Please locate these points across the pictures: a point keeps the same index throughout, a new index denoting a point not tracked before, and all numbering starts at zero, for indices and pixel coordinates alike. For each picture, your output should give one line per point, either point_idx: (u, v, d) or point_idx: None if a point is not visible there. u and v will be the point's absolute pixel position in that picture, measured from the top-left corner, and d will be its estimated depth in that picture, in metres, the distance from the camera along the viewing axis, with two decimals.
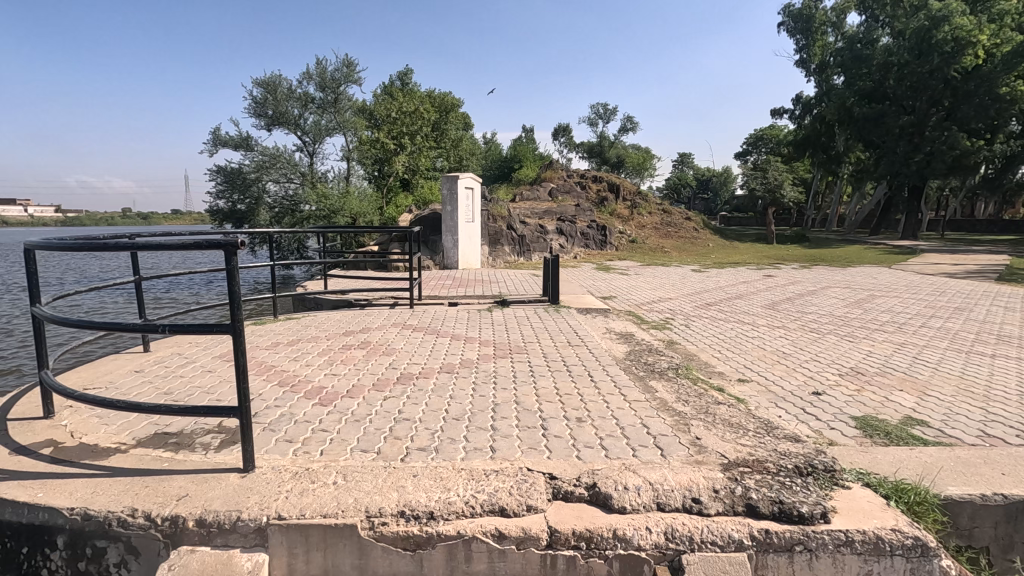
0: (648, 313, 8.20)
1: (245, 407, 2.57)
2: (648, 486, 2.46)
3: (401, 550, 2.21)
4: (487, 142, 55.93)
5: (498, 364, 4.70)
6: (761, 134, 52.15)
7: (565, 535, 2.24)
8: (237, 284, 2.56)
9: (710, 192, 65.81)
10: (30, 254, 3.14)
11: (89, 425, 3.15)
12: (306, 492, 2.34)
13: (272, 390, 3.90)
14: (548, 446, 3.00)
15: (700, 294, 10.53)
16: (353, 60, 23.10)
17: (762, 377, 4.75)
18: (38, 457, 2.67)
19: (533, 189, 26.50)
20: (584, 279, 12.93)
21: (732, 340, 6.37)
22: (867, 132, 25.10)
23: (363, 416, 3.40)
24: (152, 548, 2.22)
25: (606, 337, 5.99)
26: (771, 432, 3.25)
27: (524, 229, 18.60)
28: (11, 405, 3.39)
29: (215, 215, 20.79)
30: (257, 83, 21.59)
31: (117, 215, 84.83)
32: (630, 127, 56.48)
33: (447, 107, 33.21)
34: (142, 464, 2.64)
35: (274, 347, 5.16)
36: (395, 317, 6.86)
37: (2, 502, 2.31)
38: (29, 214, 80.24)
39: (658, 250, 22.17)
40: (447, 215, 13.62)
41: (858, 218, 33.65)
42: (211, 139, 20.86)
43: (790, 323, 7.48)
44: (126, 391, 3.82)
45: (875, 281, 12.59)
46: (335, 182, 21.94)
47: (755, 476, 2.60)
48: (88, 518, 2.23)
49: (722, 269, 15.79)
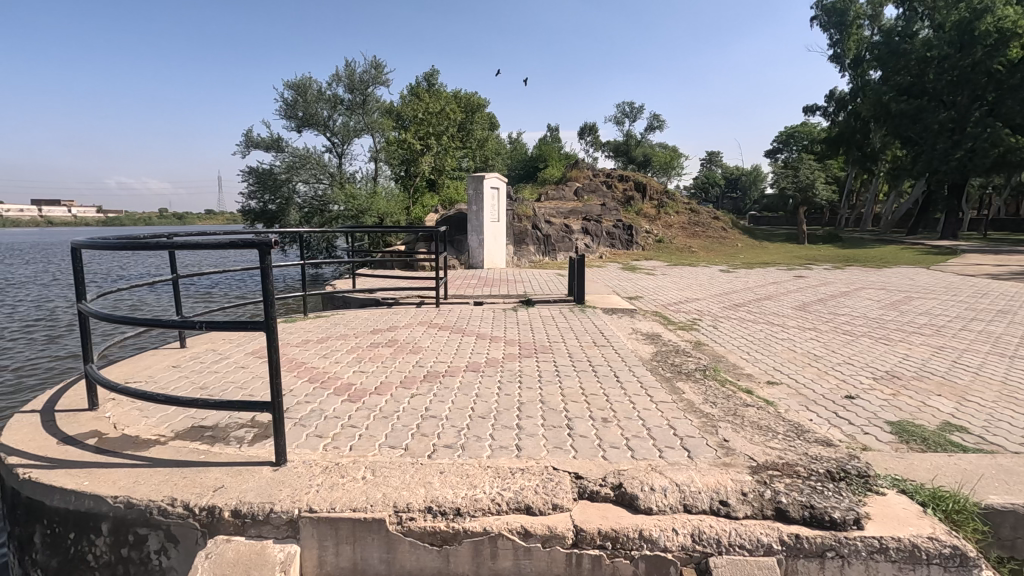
0: (675, 313, 8.12)
1: (278, 403, 2.63)
2: (675, 487, 2.44)
3: (428, 545, 2.25)
4: (511, 142, 56.14)
5: (523, 364, 4.70)
6: (793, 132, 51.10)
7: (590, 534, 2.24)
8: (271, 282, 2.62)
9: (739, 191, 64.63)
10: (75, 253, 3.26)
11: (131, 417, 3.27)
12: (336, 486, 2.40)
13: (302, 386, 3.99)
14: (574, 446, 3.00)
15: (728, 294, 10.39)
16: (380, 61, 23.42)
17: (792, 380, 4.67)
18: (84, 448, 2.78)
19: (559, 189, 26.45)
20: (610, 279, 12.88)
21: (761, 341, 6.26)
22: (904, 129, 24.30)
23: (390, 413, 3.45)
24: (190, 537, 2.29)
25: (631, 338, 5.96)
26: (801, 436, 3.19)
27: (550, 228, 18.58)
28: (58, 396, 3.55)
29: (247, 215, 21.34)
30: (288, 85, 22.09)
31: (154, 215, 88.05)
32: (656, 125, 55.83)
33: (473, 108, 33.40)
34: (180, 456, 2.73)
35: (304, 344, 5.28)
36: (421, 316, 6.91)
37: (51, 488, 2.43)
38: (73, 217, 84.06)
39: (685, 250, 21.89)
40: (473, 215, 13.69)
41: (895, 217, 32.53)
42: (244, 140, 21.44)
43: (822, 325, 7.33)
44: (165, 386, 3.95)
45: (912, 282, 12.20)
46: (362, 182, 22.30)
47: (785, 479, 2.56)
48: (131, 506, 2.33)
49: (752, 269, 15.52)
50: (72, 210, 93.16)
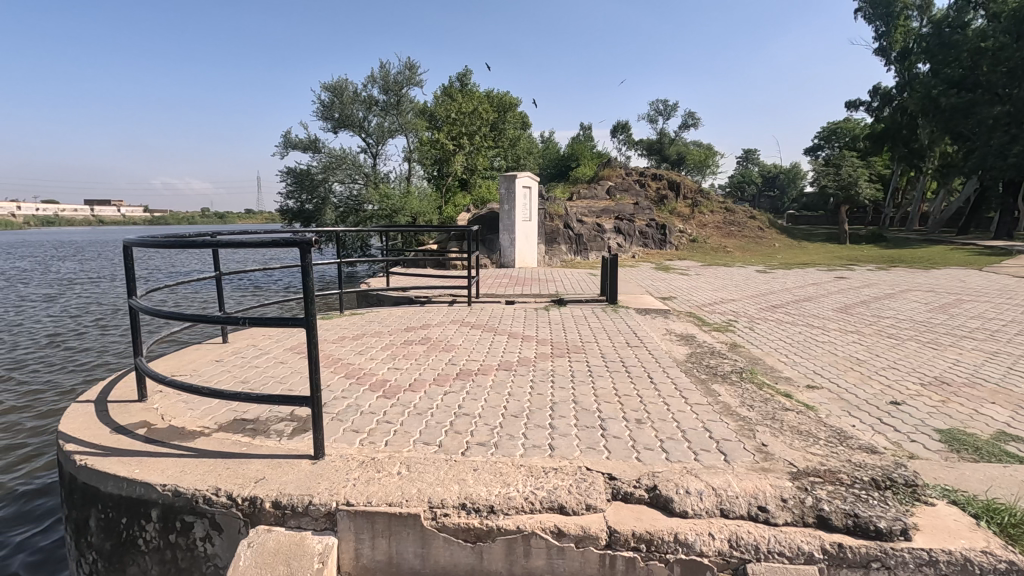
0: (710, 315, 7.95)
1: (317, 398, 2.69)
2: (711, 491, 2.40)
3: (462, 541, 2.27)
4: (544, 141, 55.95)
5: (556, 364, 4.69)
6: (835, 128, 49.45)
7: (624, 535, 2.22)
8: (311, 279, 2.68)
9: (777, 189, 62.93)
10: (126, 251, 3.39)
11: (177, 409, 3.41)
12: (372, 481, 2.44)
13: (339, 381, 4.08)
14: (608, 446, 2.99)
15: (765, 295, 10.16)
16: (414, 63, 23.66)
17: (834, 384, 4.52)
18: (135, 437, 2.91)
19: (591, 188, 26.23)
20: (643, 279, 12.71)
21: (800, 344, 6.08)
22: (956, 123, 23.25)
23: (424, 409, 3.50)
24: (233, 526, 2.37)
25: (665, 339, 5.87)
26: (844, 442, 3.09)
27: (581, 228, 18.45)
28: (110, 387, 3.73)
29: (285, 214, 21.88)
30: (325, 87, 22.57)
31: (197, 215, 91.82)
32: (691, 122, 54.83)
33: (505, 107, 33.49)
34: (223, 447, 2.83)
35: (340, 340, 5.39)
36: (453, 315, 6.96)
37: (105, 476, 2.55)
38: (123, 216, 87.98)
39: (721, 250, 21.42)
40: (505, 214, 13.74)
41: (944, 215, 31.08)
42: (283, 142, 22.03)
43: (865, 327, 7.08)
44: (208, 379, 4.10)
45: (962, 284, 11.66)
46: (396, 182, 22.61)
47: (827, 486, 2.48)
48: (178, 494, 2.42)
49: (790, 270, 15.09)
50: (120, 210, 97.66)
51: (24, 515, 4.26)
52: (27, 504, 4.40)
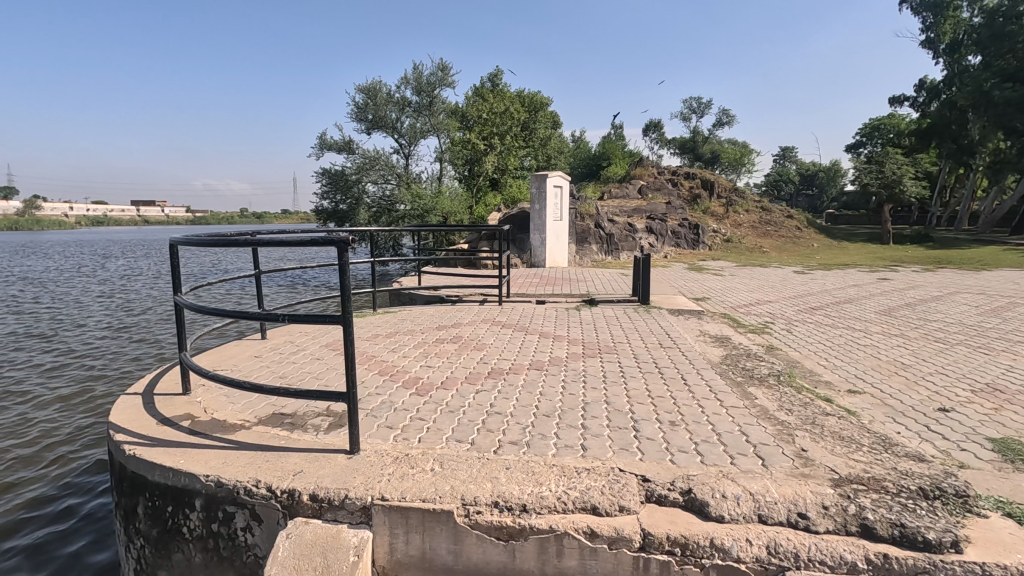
0: (745, 316, 7.77)
1: (353, 394, 2.73)
2: (749, 496, 2.34)
3: (495, 540, 2.28)
4: (575, 141, 55.68)
5: (588, 364, 4.67)
6: (878, 124, 47.71)
7: (658, 538, 2.19)
8: (348, 278, 2.73)
9: (815, 188, 61.14)
10: (172, 250, 3.50)
11: (218, 402, 3.51)
12: (406, 477, 2.47)
13: (373, 378, 4.15)
14: (641, 447, 2.95)
15: (802, 296, 9.87)
16: (447, 64, 23.82)
17: (877, 389, 4.36)
18: (179, 429, 3.02)
19: (622, 188, 26.00)
20: (676, 280, 12.51)
21: (841, 347, 5.88)
22: (1009, 119, 22.09)
23: (457, 407, 3.52)
24: (273, 517, 2.44)
25: (700, 340, 5.77)
26: (889, 449, 2.97)
27: (612, 227, 18.29)
28: (157, 380, 3.88)
29: (320, 214, 22.35)
30: (359, 89, 22.96)
31: (237, 215, 94.83)
32: (726, 120, 53.68)
33: (536, 107, 33.51)
34: (263, 440, 2.91)
35: (374, 338, 5.48)
36: (485, 314, 6.98)
37: (152, 466, 2.65)
38: (168, 216, 91.47)
39: (756, 250, 20.92)
40: (536, 214, 13.74)
41: (996, 215, 29.61)
42: (319, 143, 22.50)
43: (910, 331, 6.82)
44: (249, 374, 4.22)
45: (1015, 287, 11.11)
46: (428, 182, 22.85)
47: (871, 495, 2.39)
48: (220, 485, 2.49)
49: (830, 270, 14.65)
50: (163, 210, 102.02)
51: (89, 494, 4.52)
52: (93, 485, 4.66)
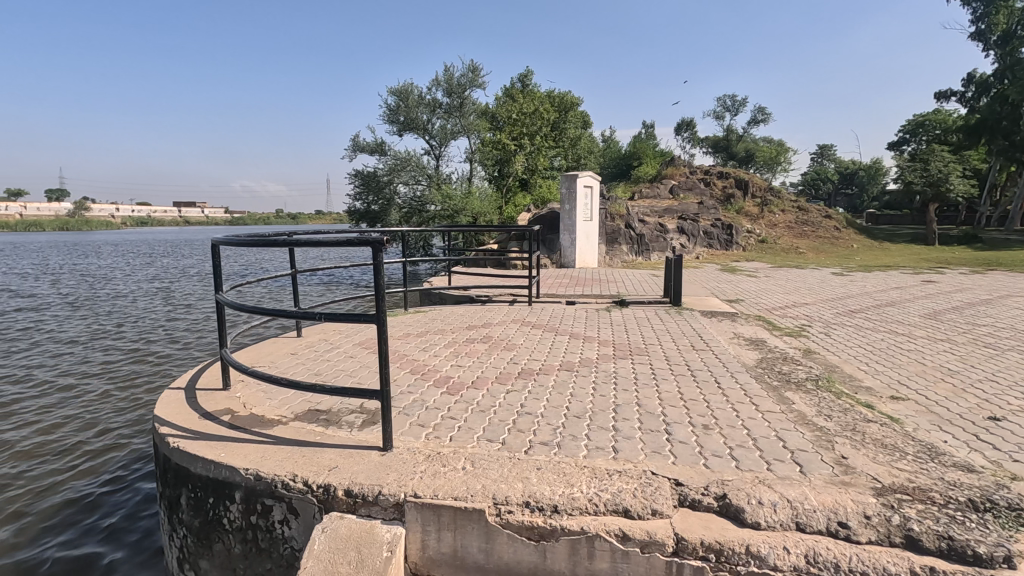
0: (781, 318, 7.59)
1: (386, 392, 2.76)
2: (786, 503, 2.29)
3: (526, 539, 2.28)
4: (606, 141, 55.23)
5: (619, 365, 4.65)
6: (923, 120, 45.88)
7: (692, 544, 2.16)
8: (382, 277, 2.77)
9: (855, 187, 59.23)
10: (214, 249, 3.60)
11: (257, 398, 3.62)
12: (438, 475, 2.50)
13: (405, 376, 4.21)
14: (673, 451, 2.91)
15: (840, 299, 9.58)
16: (477, 65, 23.95)
17: (921, 396, 4.20)
18: (220, 423, 3.12)
19: (653, 188, 25.69)
20: (709, 281, 12.31)
21: (883, 352, 5.68)
22: None
23: (487, 407, 3.53)
24: (309, 511, 2.50)
25: (734, 343, 5.66)
26: (936, 458, 2.86)
27: (643, 228, 18.08)
28: (199, 376, 4.02)
29: (353, 215, 22.74)
30: (392, 91, 23.28)
31: (274, 216, 97.44)
32: (761, 118, 52.41)
33: (567, 106, 33.42)
34: (299, 436, 2.98)
35: (406, 337, 5.54)
36: (515, 314, 7.00)
37: (195, 459, 2.74)
38: (207, 217, 94.42)
39: (792, 251, 20.39)
40: (566, 214, 13.71)
41: None
42: (352, 145, 22.89)
43: (957, 335, 6.53)
44: (285, 371, 4.33)
45: None
46: (458, 183, 23.01)
47: (917, 505, 2.30)
48: (259, 479, 2.57)
49: (870, 272, 14.19)
50: (203, 211, 105.60)
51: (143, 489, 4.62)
52: (142, 477, 4.81)
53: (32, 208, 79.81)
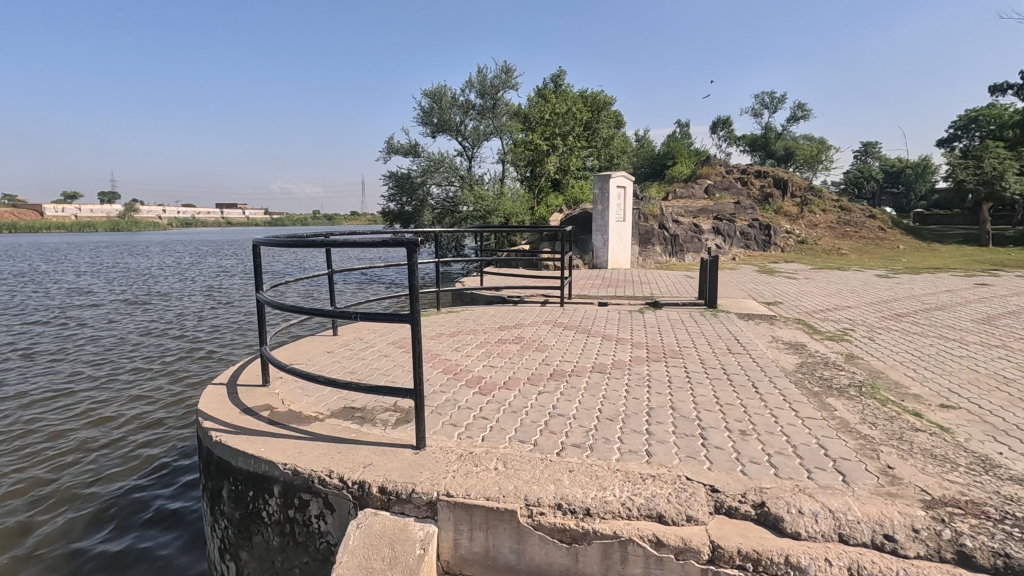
0: (822, 322, 7.35)
1: (419, 392, 2.79)
2: (828, 513, 2.21)
3: (558, 541, 2.27)
4: (640, 141, 54.49)
5: (652, 368, 4.59)
6: (976, 115, 43.73)
7: (729, 552, 2.11)
8: (416, 278, 2.80)
9: (902, 186, 56.86)
10: (256, 249, 3.71)
11: (295, 394, 3.71)
12: (470, 474, 2.51)
13: (438, 376, 4.25)
14: (709, 456, 2.86)
15: (886, 302, 9.19)
16: (510, 66, 24.03)
17: (974, 405, 4.00)
18: (259, 419, 3.21)
19: (687, 188, 25.26)
20: (747, 283, 12.01)
21: (932, 358, 5.43)
22: None
23: (519, 408, 3.53)
24: (344, 507, 2.54)
25: (772, 346, 5.51)
26: (990, 471, 2.72)
27: (677, 228, 17.82)
28: (240, 372, 4.14)
29: (387, 216, 23.10)
30: (426, 94, 23.57)
31: (311, 218, 99.95)
32: (801, 114, 50.87)
33: (599, 106, 33.17)
34: (335, 433, 3.04)
35: (438, 337, 5.59)
36: (547, 315, 6.97)
37: (236, 453, 2.83)
38: (247, 219, 97.48)
39: (834, 252, 19.73)
40: (599, 214, 13.63)
41: None
42: (387, 147, 23.27)
43: (1013, 341, 6.20)
44: (321, 368, 4.43)
45: None
46: (490, 183, 23.10)
47: (970, 520, 2.18)
48: (297, 474, 2.63)
49: (919, 274, 13.58)
50: (244, 212, 109.20)
51: (190, 482, 4.78)
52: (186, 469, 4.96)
53: (86, 210, 83.92)
